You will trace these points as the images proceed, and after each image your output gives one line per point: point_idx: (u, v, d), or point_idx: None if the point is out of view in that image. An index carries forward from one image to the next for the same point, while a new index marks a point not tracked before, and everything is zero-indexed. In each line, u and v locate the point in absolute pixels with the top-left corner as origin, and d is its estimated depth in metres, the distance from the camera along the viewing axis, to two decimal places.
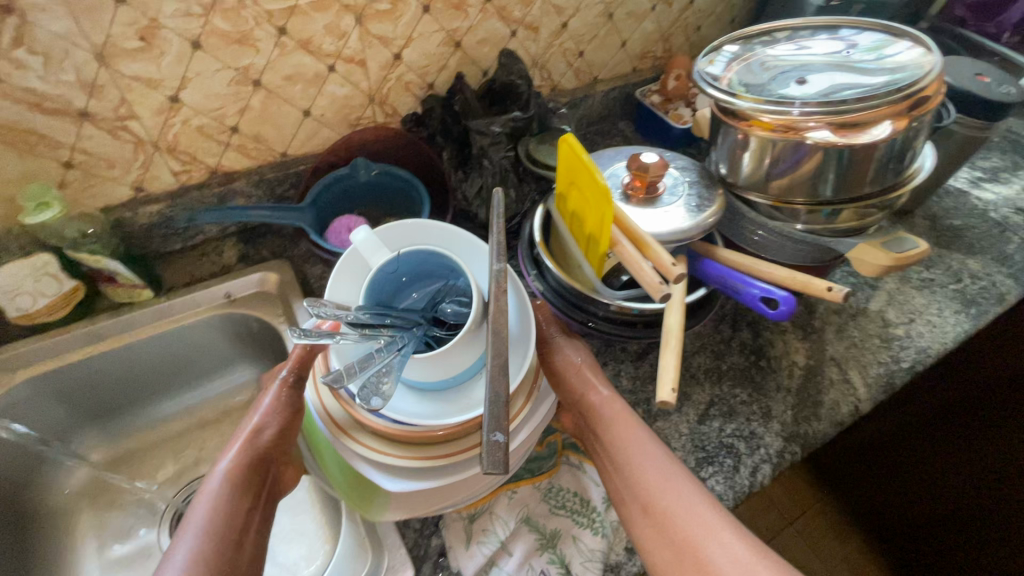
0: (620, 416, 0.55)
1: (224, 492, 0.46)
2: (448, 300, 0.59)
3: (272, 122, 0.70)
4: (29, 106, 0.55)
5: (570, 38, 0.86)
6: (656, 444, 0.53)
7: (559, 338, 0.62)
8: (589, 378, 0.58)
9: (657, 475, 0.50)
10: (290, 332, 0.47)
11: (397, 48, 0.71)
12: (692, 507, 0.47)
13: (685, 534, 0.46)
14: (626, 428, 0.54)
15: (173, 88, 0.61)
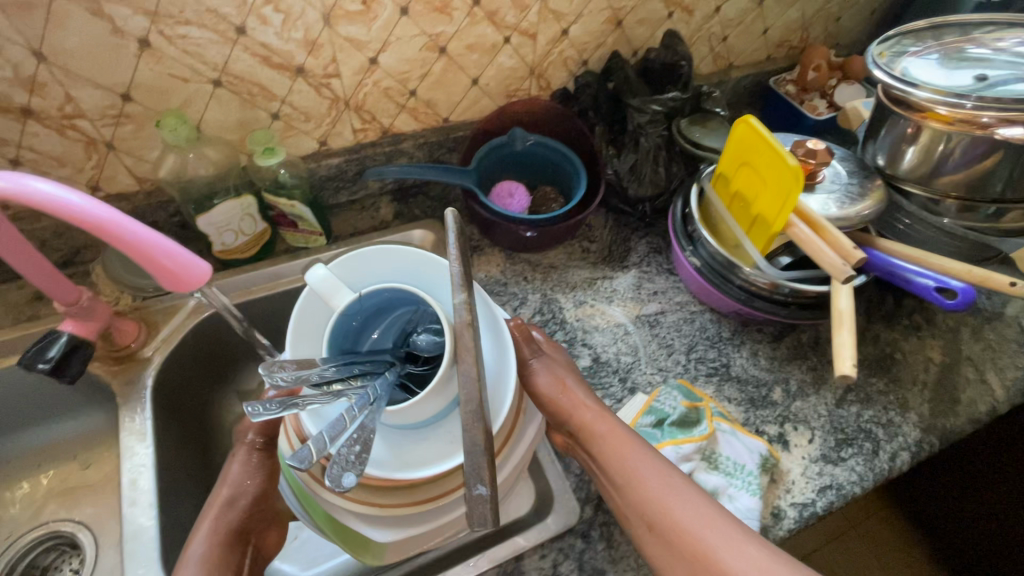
0: (615, 436, 0.54)
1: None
2: (421, 329, 0.58)
3: (445, 89, 0.74)
4: (261, 60, 0.60)
5: (718, 23, 0.86)
6: (650, 458, 0.53)
7: (535, 361, 0.61)
8: (578, 400, 0.57)
9: (661, 490, 0.50)
10: (248, 409, 0.42)
11: (566, 23, 0.74)
12: (700, 521, 0.47)
13: (698, 546, 0.46)
14: (622, 449, 0.53)
15: (374, 50, 0.65)
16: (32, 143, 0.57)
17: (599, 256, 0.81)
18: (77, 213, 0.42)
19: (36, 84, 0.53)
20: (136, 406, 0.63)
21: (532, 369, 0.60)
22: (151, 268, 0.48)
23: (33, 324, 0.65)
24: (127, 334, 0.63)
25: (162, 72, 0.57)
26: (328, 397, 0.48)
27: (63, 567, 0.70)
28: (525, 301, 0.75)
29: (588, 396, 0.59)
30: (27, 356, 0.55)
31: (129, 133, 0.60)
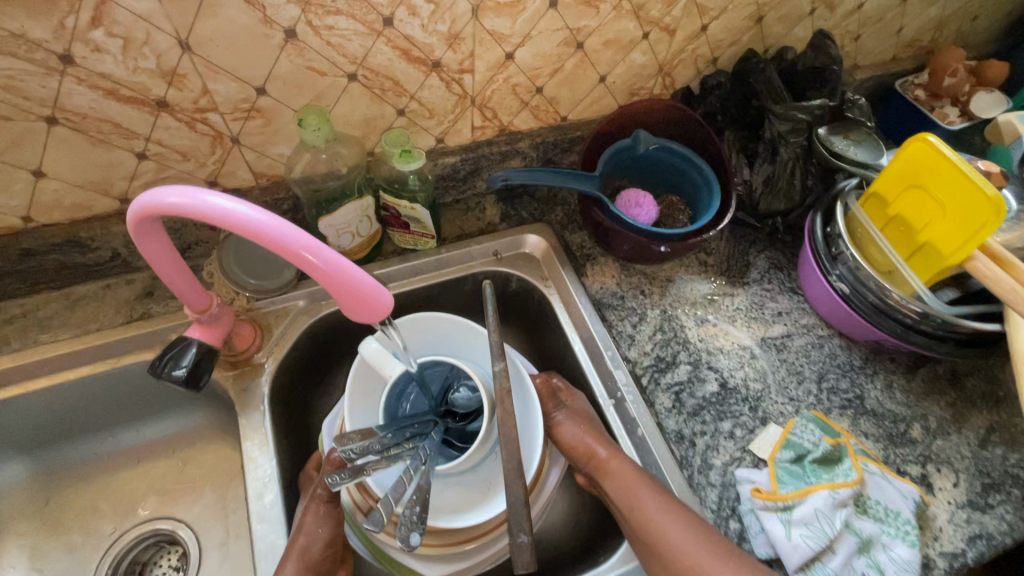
0: (626, 475, 0.57)
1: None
2: (458, 385, 0.64)
3: (572, 86, 0.69)
4: (401, 53, 0.55)
5: (856, 20, 0.79)
6: (656, 493, 0.55)
7: (559, 414, 0.63)
8: (591, 440, 0.59)
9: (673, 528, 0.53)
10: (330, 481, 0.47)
11: (708, 19, 0.68)
12: (697, 553, 0.51)
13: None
14: (633, 487, 0.56)
15: (513, 44, 0.60)
16: (161, 136, 0.54)
17: (717, 271, 0.76)
18: (239, 223, 0.36)
19: (176, 75, 0.49)
20: (254, 412, 0.60)
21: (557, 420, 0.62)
22: (334, 294, 0.41)
23: (145, 323, 0.63)
24: (245, 339, 0.61)
25: (301, 65, 0.53)
26: (389, 461, 0.53)
27: (163, 563, 0.69)
28: (644, 317, 0.71)
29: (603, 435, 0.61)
30: (161, 363, 0.52)
31: (257, 128, 0.56)
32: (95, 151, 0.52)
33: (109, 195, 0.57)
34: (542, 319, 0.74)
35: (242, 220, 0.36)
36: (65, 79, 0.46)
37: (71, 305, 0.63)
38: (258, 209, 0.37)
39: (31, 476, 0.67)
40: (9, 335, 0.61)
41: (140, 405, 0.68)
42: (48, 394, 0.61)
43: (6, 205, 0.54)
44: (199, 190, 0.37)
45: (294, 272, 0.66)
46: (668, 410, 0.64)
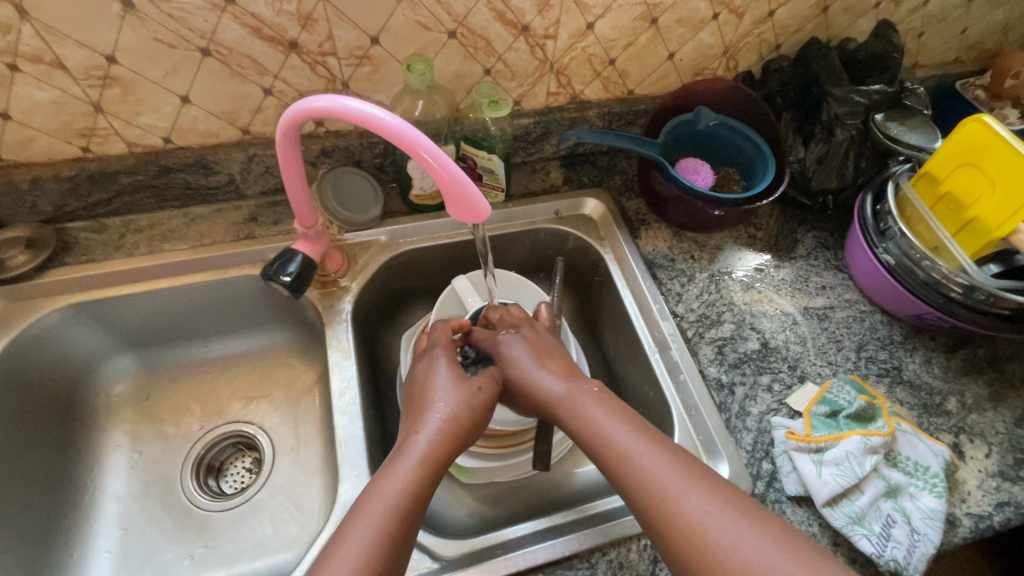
0: (584, 396, 0.55)
1: (396, 507, 0.45)
2: None
3: (642, 60, 0.75)
4: (497, 15, 0.63)
5: (920, 18, 0.82)
6: (618, 413, 0.52)
7: (506, 344, 0.62)
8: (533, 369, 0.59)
9: (637, 444, 0.49)
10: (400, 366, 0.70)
11: (775, 5, 0.73)
12: (658, 473, 0.47)
13: (665, 501, 0.45)
14: (585, 406, 0.54)
15: (594, 15, 0.67)
16: (287, 75, 0.62)
17: (765, 244, 0.80)
18: (372, 121, 0.43)
19: (310, 20, 0.58)
20: (338, 327, 0.68)
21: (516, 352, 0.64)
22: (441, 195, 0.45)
23: (251, 242, 0.72)
24: (336, 262, 0.69)
25: (412, 19, 0.61)
26: None
27: (239, 464, 0.77)
28: (692, 278, 0.75)
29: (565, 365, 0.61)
30: (271, 268, 0.61)
31: (366, 74, 0.65)
32: (232, 83, 0.61)
33: (235, 124, 0.66)
34: (595, 276, 0.80)
35: (378, 119, 0.43)
36: (223, 15, 0.55)
37: (188, 222, 0.73)
38: (389, 113, 0.44)
39: (138, 373, 0.77)
40: (137, 241, 0.71)
41: (236, 318, 0.77)
42: (165, 295, 0.71)
43: (155, 125, 0.63)
44: (343, 97, 0.45)
45: (379, 211, 0.74)
46: (711, 360, 0.68)
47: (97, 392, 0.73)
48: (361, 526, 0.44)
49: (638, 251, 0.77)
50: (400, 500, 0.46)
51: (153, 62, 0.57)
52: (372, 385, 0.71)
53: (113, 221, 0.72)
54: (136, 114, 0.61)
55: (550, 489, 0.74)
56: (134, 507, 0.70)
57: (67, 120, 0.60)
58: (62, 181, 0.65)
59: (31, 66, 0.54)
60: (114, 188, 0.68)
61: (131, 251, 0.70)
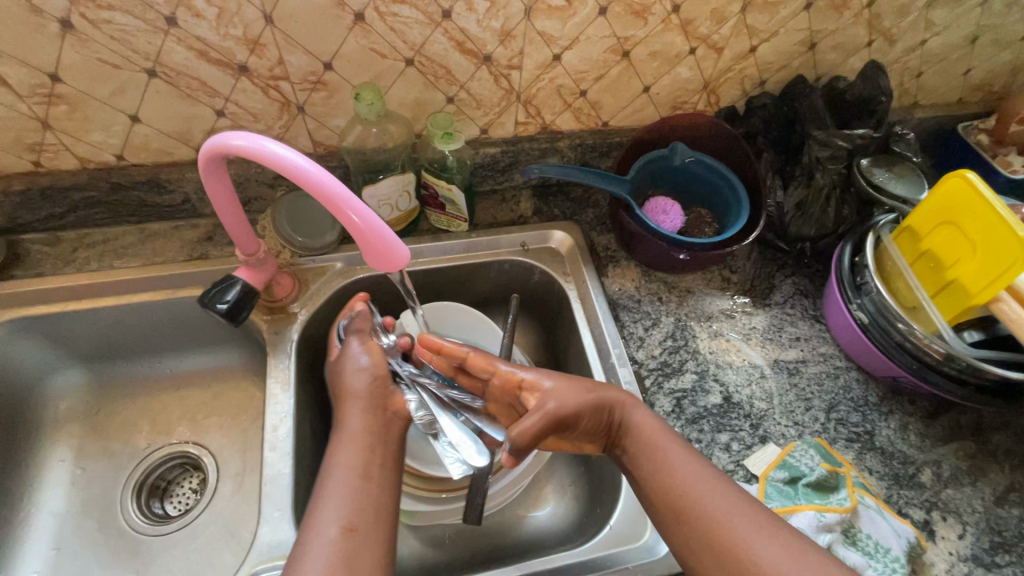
0: (650, 423, 0.54)
1: (355, 488, 0.48)
2: None
3: (615, 92, 0.72)
4: (455, 44, 0.61)
5: (919, 57, 0.77)
6: (683, 448, 0.53)
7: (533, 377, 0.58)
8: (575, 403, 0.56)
9: (703, 484, 0.49)
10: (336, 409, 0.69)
11: (757, 41, 0.69)
12: (730, 517, 0.47)
13: (730, 539, 0.46)
14: (655, 442, 0.53)
15: (561, 47, 0.64)
16: (238, 97, 0.61)
17: (739, 289, 0.76)
18: (291, 168, 0.42)
19: (258, 44, 0.56)
20: (282, 356, 0.66)
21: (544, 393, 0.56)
22: (359, 245, 0.46)
23: (203, 262, 0.70)
24: (285, 288, 0.67)
25: (365, 46, 0.59)
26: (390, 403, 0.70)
27: (184, 484, 0.75)
28: (658, 322, 0.72)
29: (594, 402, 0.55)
30: (208, 295, 0.59)
31: (321, 99, 0.63)
32: (182, 104, 0.60)
33: (187, 144, 0.65)
34: (560, 312, 0.77)
35: (295, 166, 0.42)
36: (167, 38, 0.54)
37: (143, 239, 0.72)
38: (309, 159, 0.43)
39: (89, 386, 0.75)
40: (90, 257, 0.70)
41: (188, 337, 0.76)
42: (113, 312, 0.69)
43: (105, 142, 0.62)
44: (263, 137, 0.43)
45: (336, 236, 0.72)
46: (667, 414, 0.65)
47: (44, 405, 0.73)
48: (328, 507, 0.46)
49: (606, 289, 0.74)
50: (356, 480, 0.48)
51: (98, 82, 0.56)
52: (317, 416, 0.69)
53: (69, 234, 0.71)
54: (85, 131, 0.61)
55: (495, 535, 0.71)
56: (69, 526, 0.69)
57: (15, 135, 0.59)
58: (13, 194, 0.64)
59: None
60: (68, 203, 0.67)
61: (83, 266, 0.69)
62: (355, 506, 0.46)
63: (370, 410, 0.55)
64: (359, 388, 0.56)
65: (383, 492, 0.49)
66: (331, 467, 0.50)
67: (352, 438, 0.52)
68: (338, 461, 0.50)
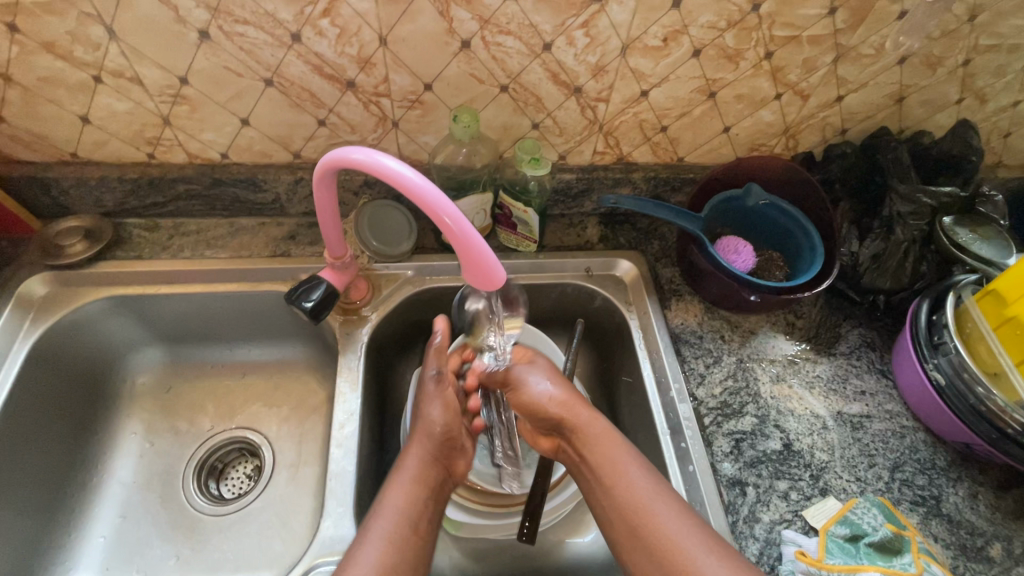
0: (607, 437, 0.61)
1: (402, 526, 0.54)
2: None
3: (695, 130, 0.73)
4: (550, 75, 0.63)
5: (1009, 118, 0.75)
6: (642, 465, 0.58)
7: (538, 372, 0.69)
8: (565, 401, 0.65)
9: (654, 494, 0.54)
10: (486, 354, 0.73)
11: (845, 91, 0.69)
12: (682, 535, 0.51)
13: (675, 551, 0.51)
14: (610, 453, 0.59)
15: (650, 84, 0.66)
16: (341, 109, 0.65)
17: (803, 335, 0.75)
18: (404, 184, 0.45)
19: (368, 63, 0.60)
20: (352, 355, 0.69)
21: (531, 386, 0.67)
22: (462, 260, 0.47)
23: (286, 260, 0.74)
24: (360, 292, 0.71)
25: (466, 71, 0.62)
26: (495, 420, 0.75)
27: (240, 469, 0.78)
28: (719, 361, 0.71)
29: (559, 403, 0.65)
30: (295, 293, 0.62)
31: (415, 116, 0.66)
32: (290, 112, 0.64)
33: (287, 148, 0.69)
34: (619, 340, 0.78)
35: (410, 183, 0.44)
36: (289, 52, 0.58)
37: (233, 232, 0.76)
38: (419, 174, 0.45)
39: (166, 365, 0.79)
40: (184, 245, 0.74)
41: (260, 329, 0.79)
42: (198, 298, 0.73)
43: (215, 141, 0.67)
44: (380, 152, 0.46)
45: (412, 245, 0.75)
46: (725, 454, 0.64)
47: (124, 380, 0.77)
48: (380, 524, 0.54)
49: (671, 322, 0.74)
50: (405, 518, 0.54)
51: (220, 87, 0.61)
52: (377, 417, 0.71)
53: (166, 221, 0.76)
54: (199, 130, 0.65)
55: (538, 556, 0.70)
56: (134, 497, 0.72)
57: (137, 129, 0.64)
58: (126, 181, 0.69)
59: (112, 80, 0.59)
60: (171, 193, 0.72)
61: (177, 253, 0.73)
62: (399, 542, 0.52)
63: (428, 459, 0.61)
64: (432, 437, 0.62)
65: (423, 547, 0.54)
66: (378, 511, 0.55)
67: (407, 483, 0.58)
68: (390, 498, 0.56)
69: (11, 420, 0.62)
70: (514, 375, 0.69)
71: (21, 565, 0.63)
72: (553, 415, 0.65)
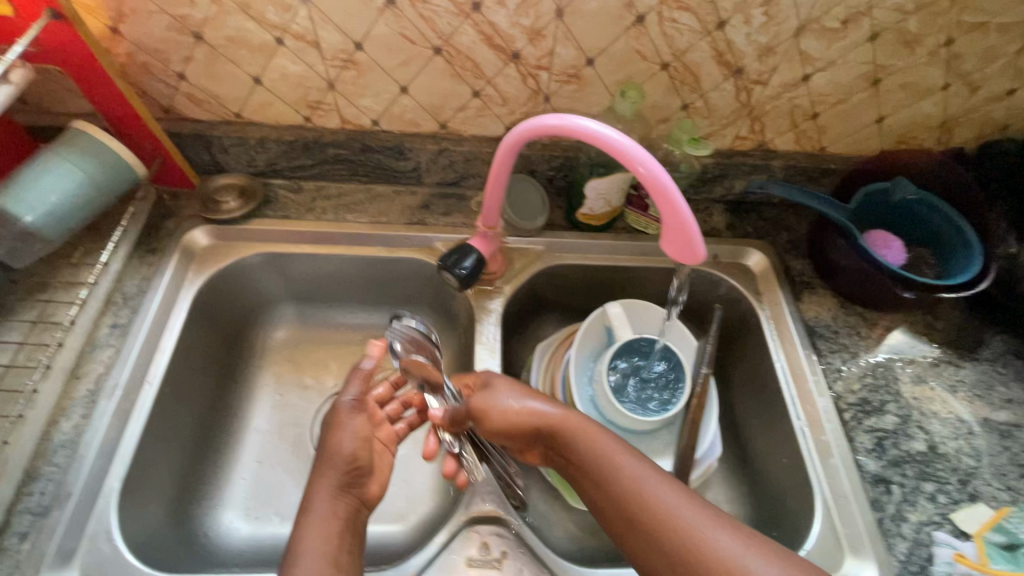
0: (585, 427, 0.54)
1: (322, 567, 0.48)
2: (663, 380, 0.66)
3: (847, 119, 0.71)
4: (716, 54, 0.62)
5: None
6: (632, 453, 0.53)
7: (496, 385, 0.59)
8: (534, 403, 0.57)
9: (651, 478, 0.50)
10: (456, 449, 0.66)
11: (1018, 84, 0.66)
12: (684, 515, 0.47)
13: (686, 533, 0.46)
14: (596, 439, 0.54)
15: (815, 68, 0.64)
16: (499, 81, 0.65)
17: (944, 338, 0.72)
18: (605, 144, 0.45)
19: (539, 35, 0.60)
20: (488, 325, 0.71)
21: (497, 405, 0.57)
22: (663, 228, 0.46)
23: (422, 228, 0.76)
24: (497, 264, 0.71)
25: (633, 47, 0.61)
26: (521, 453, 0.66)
27: None
28: (857, 357, 0.70)
29: (531, 414, 0.56)
30: (448, 260, 0.64)
31: (569, 91, 0.66)
32: (450, 82, 0.65)
33: (437, 118, 0.70)
34: (744, 330, 0.77)
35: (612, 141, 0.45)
36: (465, 21, 0.59)
37: (370, 198, 0.78)
38: (619, 135, 0.46)
39: (295, 323, 0.82)
40: (326, 208, 0.77)
41: (383, 296, 0.81)
42: (337, 260, 0.76)
43: (371, 107, 0.69)
44: (576, 117, 0.47)
45: (544, 221, 0.76)
46: (867, 450, 0.63)
47: (258, 334, 0.80)
48: (307, 559, 0.48)
49: (805, 316, 0.73)
50: (326, 559, 0.48)
51: (391, 54, 0.62)
52: None
53: (308, 184, 0.78)
54: (360, 96, 0.67)
55: None
56: (270, 444, 0.74)
57: (303, 92, 0.67)
58: (283, 143, 0.72)
59: (293, 43, 0.61)
60: (320, 157, 0.74)
61: (320, 215, 0.76)
62: None
63: (336, 492, 0.53)
64: (339, 464, 0.55)
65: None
66: (297, 553, 0.48)
67: (318, 518, 0.51)
68: (306, 540, 0.49)
69: (181, 357, 0.66)
70: (478, 402, 0.57)
71: (182, 501, 0.66)
72: (532, 427, 0.56)
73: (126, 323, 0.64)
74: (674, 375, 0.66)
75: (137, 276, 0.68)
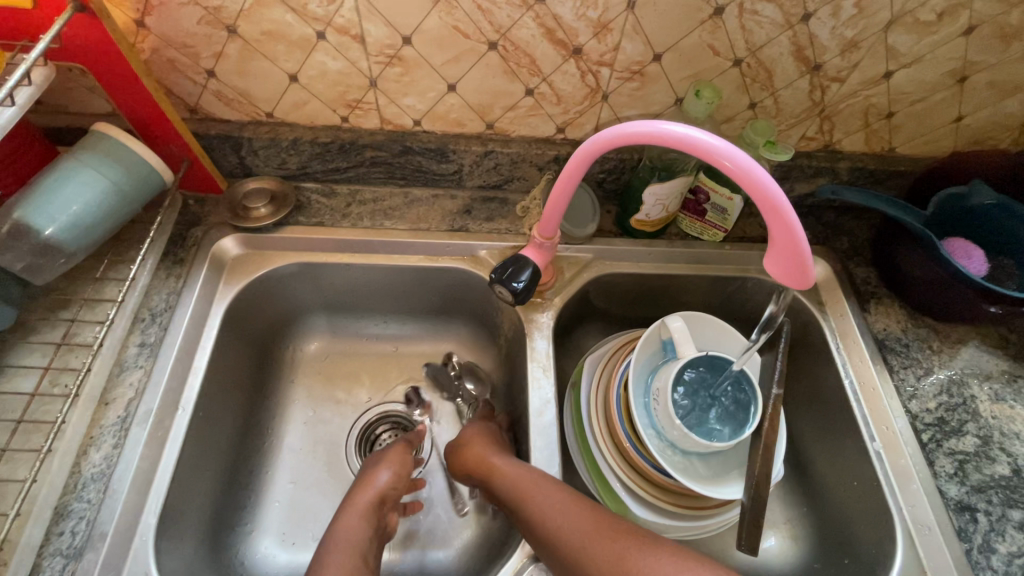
0: (514, 470, 0.56)
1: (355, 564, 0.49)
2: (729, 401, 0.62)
3: (923, 119, 0.66)
4: (796, 49, 0.57)
5: None
6: (553, 487, 0.54)
7: (471, 431, 0.64)
8: (487, 448, 0.60)
9: (566, 511, 0.51)
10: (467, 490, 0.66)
11: None
12: (608, 545, 0.48)
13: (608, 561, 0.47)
14: (523, 482, 0.55)
15: (899, 64, 0.59)
16: (556, 78, 0.60)
17: (1021, 351, 0.68)
18: (698, 149, 0.41)
19: (605, 28, 0.55)
20: (539, 340, 0.67)
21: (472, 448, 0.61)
22: (772, 239, 0.42)
23: (464, 236, 0.71)
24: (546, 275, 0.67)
25: (706, 41, 0.56)
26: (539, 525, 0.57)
27: None
28: (931, 373, 0.66)
29: (481, 457, 0.59)
30: (503, 273, 0.59)
31: (630, 89, 0.61)
32: (502, 79, 0.60)
33: (484, 118, 0.65)
34: (805, 343, 0.72)
35: (704, 145, 0.41)
36: (527, 13, 0.54)
37: (408, 203, 0.73)
38: (714, 138, 0.42)
39: (326, 334, 0.77)
40: (362, 214, 0.72)
41: (419, 306, 0.76)
42: (373, 269, 0.71)
43: (414, 106, 0.63)
44: (662, 122, 0.43)
45: (595, 227, 0.71)
46: (950, 475, 0.59)
47: (288, 346, 0.75)
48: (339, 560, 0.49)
49: (874, 328, 0.69)
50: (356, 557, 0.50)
51: (442, 48, 0.57)
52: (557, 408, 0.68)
53: (341, 188, 0.73)
54: (403, 94, 0.62)
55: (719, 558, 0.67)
56: (303, 464, 0.70)
57: (342, 90, 0.61)
58: (317, 144, 0.67)
59: (336, 37, 0.56)
60: (356, 159, 0.69)
61: (356, 222, 0.71)
62: None
63: (373, 505, 0.56)
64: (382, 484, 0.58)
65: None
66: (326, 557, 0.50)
67: (358, 523, 0.53)
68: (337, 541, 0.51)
69: (213, 376, 0.62)
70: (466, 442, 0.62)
71: (217, 530, 0.62)
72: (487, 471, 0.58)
73: (155, 342, 0.59)
74: (742, 398, 0.62)
75: (164, 289, 0.63)
